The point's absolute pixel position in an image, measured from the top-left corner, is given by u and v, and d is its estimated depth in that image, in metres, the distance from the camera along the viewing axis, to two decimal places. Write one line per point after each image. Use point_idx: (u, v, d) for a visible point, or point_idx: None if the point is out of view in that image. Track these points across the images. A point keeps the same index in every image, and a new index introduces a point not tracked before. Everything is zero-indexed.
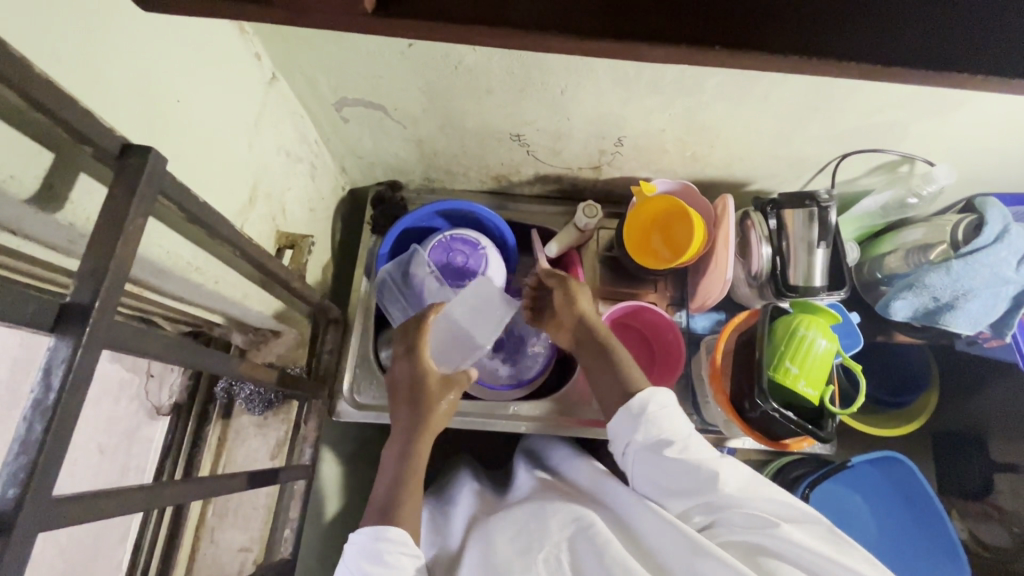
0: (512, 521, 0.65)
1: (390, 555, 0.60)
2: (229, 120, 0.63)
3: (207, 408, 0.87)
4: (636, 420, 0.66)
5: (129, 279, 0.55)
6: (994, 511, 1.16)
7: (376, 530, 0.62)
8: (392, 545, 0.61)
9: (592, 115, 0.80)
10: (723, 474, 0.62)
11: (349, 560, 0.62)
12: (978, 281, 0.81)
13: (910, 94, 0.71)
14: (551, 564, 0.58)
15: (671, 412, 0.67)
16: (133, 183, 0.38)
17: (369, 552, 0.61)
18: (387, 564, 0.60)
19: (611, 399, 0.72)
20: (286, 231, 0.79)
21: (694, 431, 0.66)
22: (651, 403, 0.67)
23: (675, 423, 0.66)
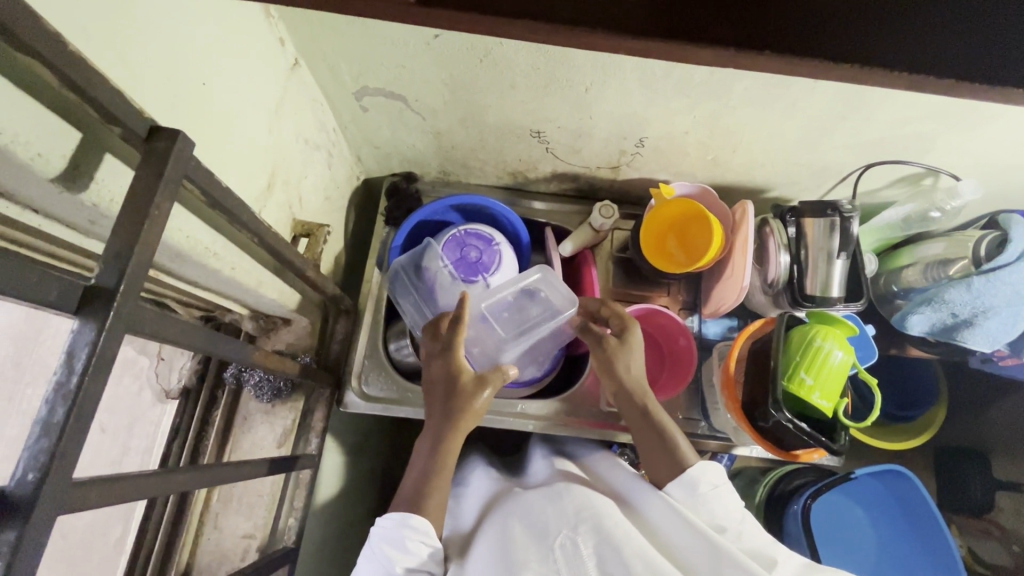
0: (530, 504, 0.65)
1: (412, 543, 0.63)
2: (251, 106, 0.62)
3: (215, 393, 0.86)
4: (690, 494, 0.65)
5: (149, 262, 0.55)
6: (994, 528, 1.16)
7: (400, 517, 0.65)
8: (415, 532, 0.64)
9: (616, 115, 0.79)
10: (780, 559, 0.59)
11: (372, 544, 0.65)
12: (998, 299, 0.80)
13: (941, 106, 0.70)
14: (568, 549, 0.59)
15: (722, 492, 0.65)
16: (160, 166, 0.37)
17: (392, 538, 0.63)
18: (408, 551, 0.63)
19: (660, 468, 0.69)
20: (302, 219, 0.79)
21: (744, 513, 0.65)
22: (702, 482, 0.65)
23: (729, 502, 0.65)
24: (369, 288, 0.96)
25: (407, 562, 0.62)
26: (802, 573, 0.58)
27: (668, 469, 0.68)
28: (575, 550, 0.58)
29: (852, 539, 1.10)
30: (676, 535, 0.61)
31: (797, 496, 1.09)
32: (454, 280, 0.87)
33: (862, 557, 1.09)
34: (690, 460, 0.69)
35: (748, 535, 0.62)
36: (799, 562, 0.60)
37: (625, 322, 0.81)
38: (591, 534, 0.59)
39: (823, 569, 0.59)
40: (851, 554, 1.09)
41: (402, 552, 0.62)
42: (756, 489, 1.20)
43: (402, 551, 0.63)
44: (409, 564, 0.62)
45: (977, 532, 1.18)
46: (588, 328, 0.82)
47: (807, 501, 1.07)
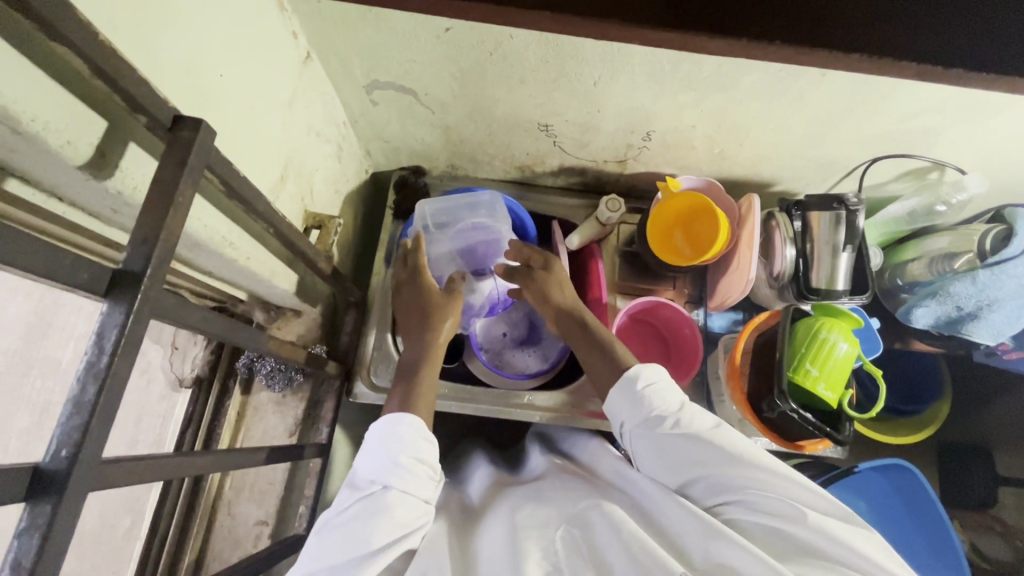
0: (529, 503, 0.63)
1: (409, 437, 0.62)
2: (265, 98, 0.63)
3: (226, 382, 0.87)
4: (633, 397, 0.66)
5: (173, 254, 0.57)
6: (996, 522, 1.17)
7: (392, 419, 0.64)
8: (412, 429, 0.63)
9: (623, 109, 0.80)
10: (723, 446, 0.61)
11: (370, 444, 0.62)
12: (1004, 292, 0.81)
13: (948, 100, 0.70)
14: (570, 540, 0.55)
15: (662, 387, 0.66)
16: (184, 156, 0.38)
17: (388, 434, 0.62)
18: (407, 445, 0.61)
19: (604, 377, 0.71)
20: (314, 211, 0.80)
21: (687, 402, 0.65)
22: (639, 380, 0.67)
23: (668, 395, 0.66)
24: (377, 280, 0.97)
25: (411, 453, 0.61)
26: (747, 456, 0.60)
27: (612, 374, 0.71)
28: (576, 541, 0.55)
29: None
30: (671, 519, 0.58)
31: None
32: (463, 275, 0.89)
33: None
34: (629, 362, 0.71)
35: (689, 421, 0.63)
36: (738, 440, 0.61)
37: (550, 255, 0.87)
38: (594, 526, 0.56)
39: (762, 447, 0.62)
40: None
41: (405, 443, 0.61)
42: None
43: (402, 445, 0.61)
44: (412, 454, 0.61)
45: (979, 526, 1.19)
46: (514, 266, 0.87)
47: None
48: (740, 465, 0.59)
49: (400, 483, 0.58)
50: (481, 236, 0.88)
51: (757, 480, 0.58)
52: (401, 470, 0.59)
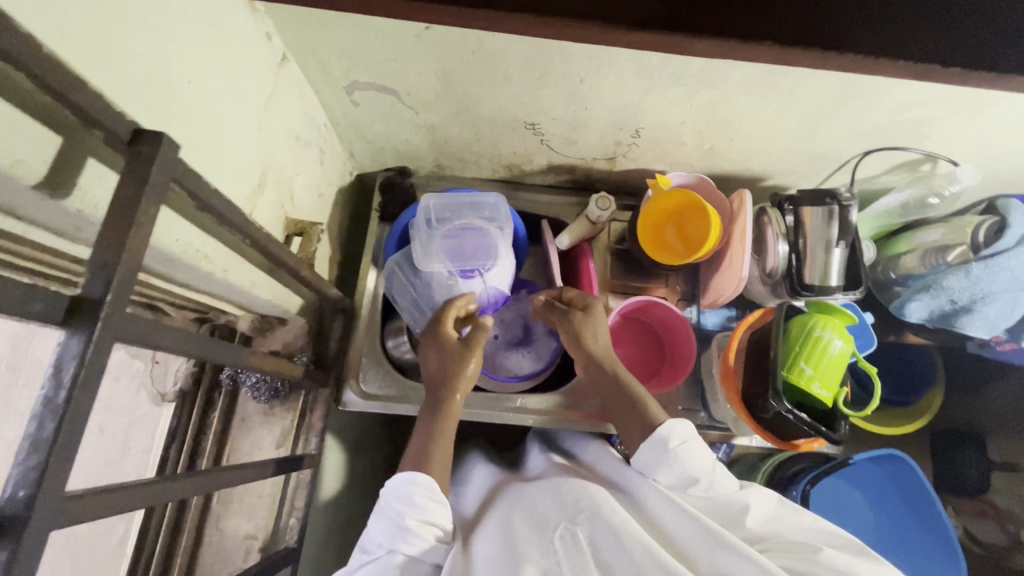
0: (532, 502, 0.65)
1: (421, 498, 0.64)
2: (239, 103, 0.60)
3: (212, 395, 0.85)
4: (663, 455, 0.65)
5: (142, 270, 0.55)
6: (992, 509, 1.18)
7: (404, 477, 0.65)
8: (425, 490, 0.64)
9: (611, 106, 0.78)
10: (751, 504, 0.63)
11: (382, 504, 0.64)
12: (997, 285, 0.80)
13: (941, 91, 0.69)
14: (568, 540, 0.57)
15: (692, 445, 0.66)
16: (146, 171, 0.36)
17: (402, 494, 0.64)
18: (418, 507, 0.63)
19: (633, 436, 0.70)
20: (295, 217, 0.77)
21: (715, 462, 0.67)
22: (672, 438, 0.66)
23: (699, 454, 0.66)
24: (365, 285, 0.95)
25: (419, 517, 0.62)
26: (773, 519, 0.62)
27: (641, 431, 0.69)
28: (574, 541, 0.57)
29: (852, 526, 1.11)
30: (674, 524, 0.59)
31: (796, 482, 1.10)
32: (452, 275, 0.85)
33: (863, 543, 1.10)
34: (661, 419, 0.70)
35: (719, 485, 0.65)
36: (767, 505, 0.64)
37: (588, 300, 0.83)
38: (591, 525, 0.58)
39: (792, 507, 0.64)
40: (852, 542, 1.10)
41: (412, 506, 0.63)
42: (755, 475, 1.19)
43: (410, 505, 0.63)
44: (420, 518, 0.63)
45: (974, 513, 1.20)
46: (553, 306, 0.83)
47: (806, 487, 1.08)
48: (767, 526, 0.61)
49: (407, 548, 0.61)
50: (470, 235, 0.87)
51: (784, 537, 0.60)
52: (406, 533, 0.61)
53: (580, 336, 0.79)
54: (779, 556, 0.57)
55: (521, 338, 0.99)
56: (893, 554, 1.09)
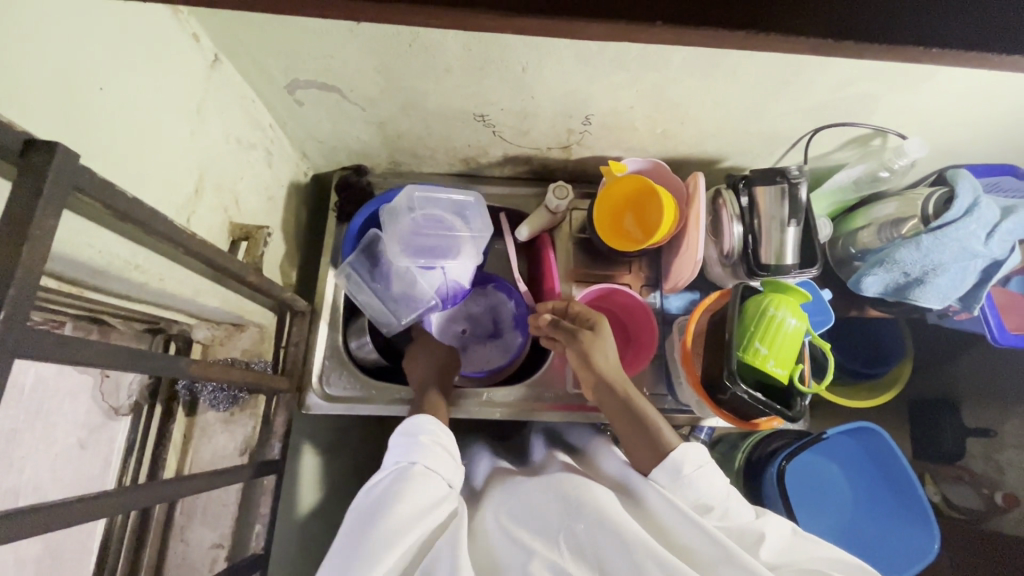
0: (533, 498, 0.63)
1: (431, 428, 0.67)
2: (165, 108, 0.59)
3: (170, 406, 0.85)
4: (676, 480, 0.65)
5: (41, 273, 0.51)
6: (965, 473, 1.20)
7: (417, 415, 0.69)
8: (432, 424, 0.68)
9: (557, 94, 0.77)
10: (767, 534, 0.62)
11: (396, 437, 0.67)
12: (947, 256, 0.81)
13: (880, 66, 0.69)
14: (573, 543, 0.57)
15: (709, 471, 0.66)
16: (38, 184, 0.35)
17: (411, 428, 0.67)
18: (428, 433, 0.67)
19: (641, 456, 0.69)
20: (241, 222, 0.76)
21: (729, 487, 0.66)
22: (686, 464, 0.65)
23: (715, 480, 0.65)
24: (325, 287, 0.94)
25: (433, 438, 0.66)
26: (790, 547, 0.61)
27: (648, 451, 0.68)
28: (580, 543, 0.56)
29: (827, 500, 1.13)
30: (679, 527, 0.60)
31: (772, 459, 1.11)
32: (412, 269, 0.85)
33: (838, 517, 1.12)
34: (671, 442, 0.68)
35: (733, 513, 0.64)
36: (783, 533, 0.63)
37: (595, 317, 0.80)
38: (594, 525, 0.57)
39: (807, 537, 0.63)
40: (827, 516, 1.12)
41: (425, 430, 0.67)
42: (735, 455, 1.22)
43: (423, 431, 0.67)
44: (433, 440, 0.66)
45: (949, 478, 1.22)
46: (560, 325, 0.78)
47: (782, 464, 1.09)
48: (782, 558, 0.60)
49: (424, 459, 0.63)
50: (434, 228, 0.86)
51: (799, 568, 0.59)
52: (423, 448, 0.64)
53: (589, 355, 0.75)
54: None
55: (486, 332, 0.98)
56: (866, 519, 1.12)
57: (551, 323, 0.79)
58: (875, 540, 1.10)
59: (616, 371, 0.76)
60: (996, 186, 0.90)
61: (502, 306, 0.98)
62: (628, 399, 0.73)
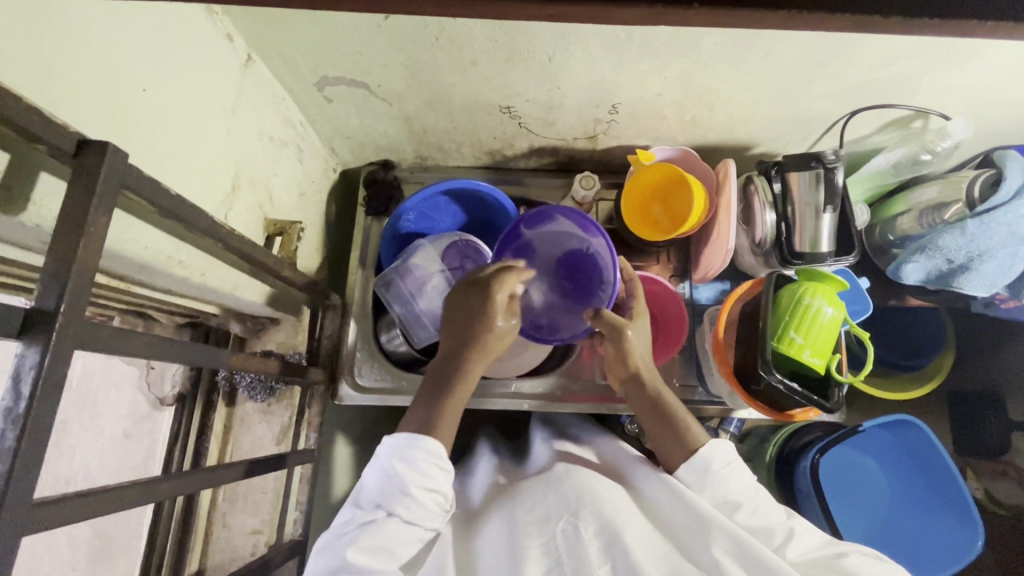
0: (530, 498, 0.63)
1: (424, 463, 0.60)
2: (203, 107, 0.61)
3: (210, 397, 0.87)
4: (702, 478, 0.64)
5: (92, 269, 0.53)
6: (1010, 468, 1.16)
7: (409, 442, 0.61)
8: (428, 455, 0.61)
9: (584, 83, 0.76)
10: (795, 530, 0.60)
11: (381, 462, 0.62)
12: (994, 242, 0.77)
13: (923, 43, 0.66)
14: (570, 534, 0.56)
15: (737, 469, 0.65)
16: (91, 183, 0.37)
17: (403, 457, 0.60)
18: (421, 472, 0.60)
19: (669, 452, 0.69)
20: (274, 218, 0.78)
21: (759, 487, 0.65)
22: (715, 461, 0.65)
23: (743, 479, 0.65)
24: (354, 282, 0.96)
25: (421, 482, 0.59)
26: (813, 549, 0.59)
27: (678, 452, 0.68)
28: (575, 535, 0.56)
29: (863, 494, 1.10)
30: (677, 520, 0.59)
31: (806, 452, 1.09)
32: (451, 288, 0.88)
33: (874, 512, 1.09)
34: (700, 439, 0.68)
35: (763, 512, 0.62)
36: (810, 537, 0.60)
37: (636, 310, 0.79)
38: (592, 520, 0.57)
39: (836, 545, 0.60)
40: (864, 511, 1.09)
41: (413, 469, 0.60)
42: (767, 447, 1.20)
43: (410, 465, 0.60)
44: (424, 484, 0.60)
45: (994, 474, 1.18)
46: (603, 315, 0.76)
47: (816, 456, 1.06)
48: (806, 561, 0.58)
49: (406, 514, 0.58)
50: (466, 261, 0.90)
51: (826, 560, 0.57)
52: (403, 492, 0.59)
53: (626, 355, 0.75)
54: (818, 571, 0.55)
55: (565, 274, 0.83)
56: (905, 514, 1.09)
57: (594, 313, 0.77)
58: (911, 535, 1.08)
59: (649, 373, 0.75)
60: None
61: (600, 266, 0.80)
62: (660, 398, 0.73)
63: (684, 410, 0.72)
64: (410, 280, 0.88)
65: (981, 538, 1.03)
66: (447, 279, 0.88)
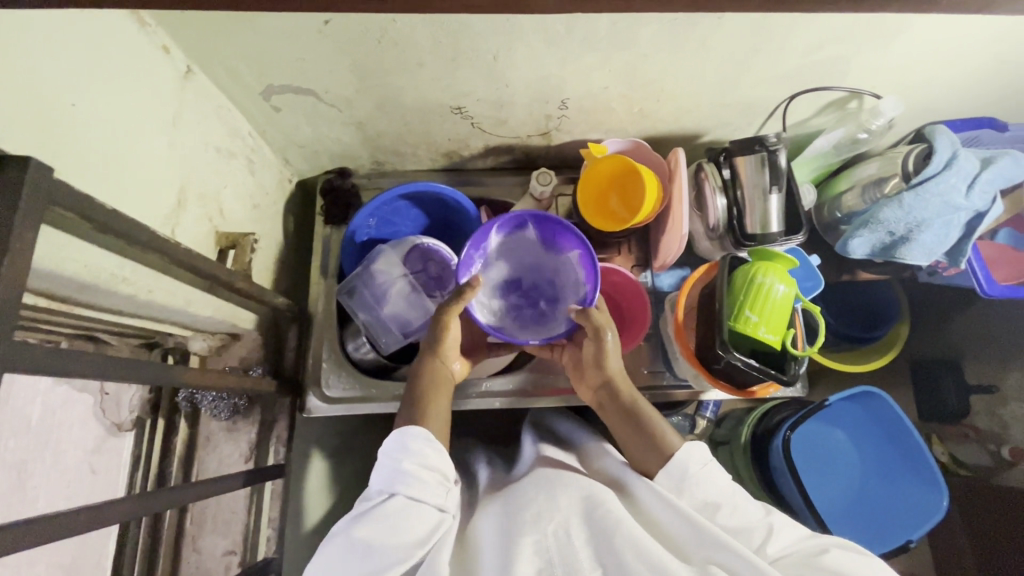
0: (523, 498, 0.64)
1: (416, 445, 0.62)
2: (141, 120, 0.60)
3: (173, 418, 0.85)
4: (680, 482, 0.65)
5: (26, 291, 0.51)
6: (971, 431, 1.23)
7: (398, 432, 0.63)
8: (419, 438, 0.62)
9: (531, 80, 0.78)
10: (775, 527, 0.61)
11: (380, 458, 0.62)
12: (930, 212, 0.81)
13: (849, 26, 0.69)
14: (562, 537, 0.58)
15: (714, 468, 0.66)
16: (14, 199, 0.36)
17: (396, 446, 0.62)
18: (414, 453, 0.61)
19: (643, 459, 0.70)
20: (226, 231, 0.77)
21: (737, 486, 0.65)
22: (692, 464, 0.65)
23: (721, 479, 0.65)
24: (317, 292, 0.95)
25: (414, 462, 0.60)
26: (796, 544, 0.59)
27: (653, 458, 0.68)
28: (568, 541, 0.57)
29: (836, 467, 1.14)
30: (669, 521, 0.60)
31: (778, 431, 1.12)
32: (412, 291, 0.89)
33: (848, 484, 1.13)
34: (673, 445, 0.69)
35: (743, 510, 0.62)
36: (791, 530, 0.61)
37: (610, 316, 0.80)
38: (583, 527, 0.59)
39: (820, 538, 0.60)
40: (837, 484, 1.13)
41: (407, 450, 0.61)
42: (741, 430, 1.23)
43: (403, 449, 0.61)
44: (419, 462, 0.60)
45: (956, 437, 1.24)
46: (589, 313, 0.78)
47: (787, 434, 1.10)
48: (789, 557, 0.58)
49: (408, 490, 0.58)
50: (433, 267, 0.90)
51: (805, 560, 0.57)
52: (401, 474, 0.59)
53: (603, 358, 0.78)
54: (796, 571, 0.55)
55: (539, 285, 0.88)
56: (877, 484, 1.13)
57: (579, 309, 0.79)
58: (884, 502, 1.11)
59: (623, 380, 0.78)
60: (977, 140, 0.90)
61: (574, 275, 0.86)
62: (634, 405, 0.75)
63: (659, 416, 0.73)
64: (373, 286, 0.89)
65: (947, 502, 1.08)
66: (410, 282, 0.89)
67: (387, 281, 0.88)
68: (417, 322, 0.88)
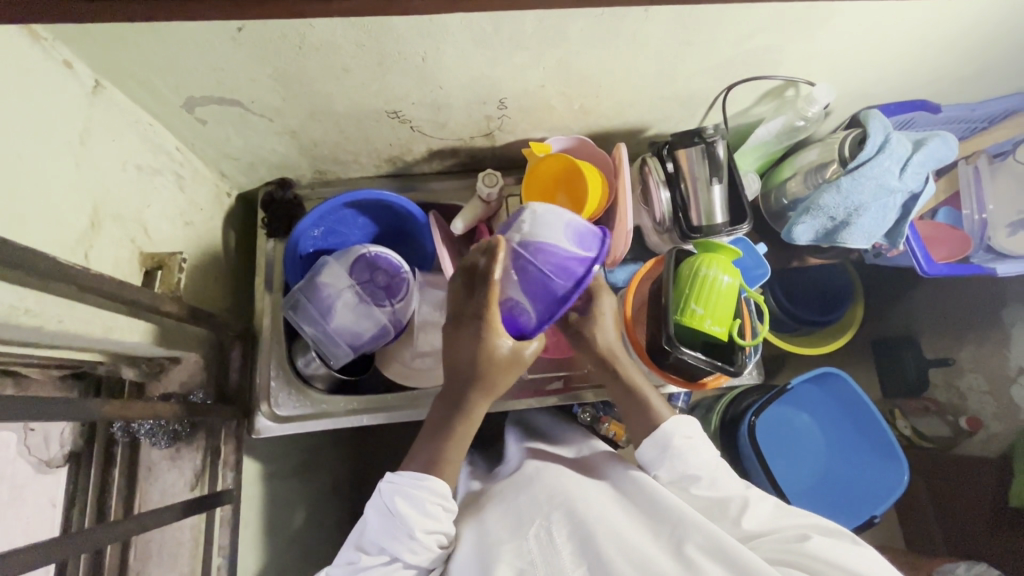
0: (504, 506, 0.66)
1: (430, 505, 0.63)
2: (38, 139, 0.56)
3: (110, 450, 0.80)
4: (664, 451, 0.69)
5: None
6: (932, 404, 1.25)
7: (414, 482, 0.64)
8: (433, 496, 0.64)
9: (465, 81, 0.76)
10: (751, 501, 0.64)
11: (385, 500, 0.64)
12: (866, 195, 0.82)
13: (774, 15, 0.70)
14: (543, 539, 0.59)
15: (697, 443, 0.70)
16: None
17: (409, 498, 0.63)
18: (426, 513, 0.63)
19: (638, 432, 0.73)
20: (152, 251, 0.73)
21: (719, 461, 0.69)
22: (675, 436, 0.69)
23: (702, 452, 0.69)
24: (263, 307, 0.92)
25: (425, 524, 0.62)
26: (772, 517, 0.62)
27: (644, 429, 0.72)
28: (549, 538, 0.59)
29: (800, 450, 1.15)
30: (649, 510, 0.61)
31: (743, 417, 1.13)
32: (360, 301, 0.86)
33: (814, 464, 1.14)
34: (661, 414, 0.73)
35: (720, 483, 0.67)
36: (766, 504, 0.64)
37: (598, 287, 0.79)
38: (565, 524, 0.60)
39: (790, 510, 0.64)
40: (802, 465, 1.14)
41: (420, 514, 0.63)
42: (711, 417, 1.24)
43: (415, 509, 0.63)
44: (428, 526, 0.63)
45: (918, 411, 1.26)
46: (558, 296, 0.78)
47: (752, 420, 1.11)
48: (763, 526, 0.61)
49: (409, 555, 0.62)
50: (375, 274, 0.88)
51: (779, 531, 0.59)
52: (407, 537, 0.61)
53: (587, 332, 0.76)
54: (771, 548, 0.57)
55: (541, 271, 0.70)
56: (839, 463, 1.14)
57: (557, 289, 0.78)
58: (850, 479, 1.13)
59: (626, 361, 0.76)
60: (911, 123, 0.94)
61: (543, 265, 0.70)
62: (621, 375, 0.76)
63: (636, 373, 0.77)
64: (317, 299, 0.86)
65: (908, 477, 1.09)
66: (357, 293, 0.86)
67: (331, 293, 0.85)
68: (367, 334, 0.87)
